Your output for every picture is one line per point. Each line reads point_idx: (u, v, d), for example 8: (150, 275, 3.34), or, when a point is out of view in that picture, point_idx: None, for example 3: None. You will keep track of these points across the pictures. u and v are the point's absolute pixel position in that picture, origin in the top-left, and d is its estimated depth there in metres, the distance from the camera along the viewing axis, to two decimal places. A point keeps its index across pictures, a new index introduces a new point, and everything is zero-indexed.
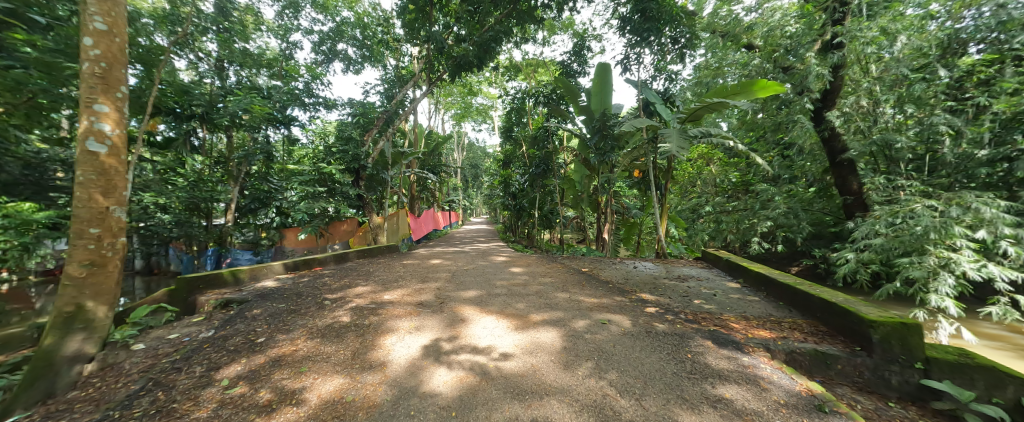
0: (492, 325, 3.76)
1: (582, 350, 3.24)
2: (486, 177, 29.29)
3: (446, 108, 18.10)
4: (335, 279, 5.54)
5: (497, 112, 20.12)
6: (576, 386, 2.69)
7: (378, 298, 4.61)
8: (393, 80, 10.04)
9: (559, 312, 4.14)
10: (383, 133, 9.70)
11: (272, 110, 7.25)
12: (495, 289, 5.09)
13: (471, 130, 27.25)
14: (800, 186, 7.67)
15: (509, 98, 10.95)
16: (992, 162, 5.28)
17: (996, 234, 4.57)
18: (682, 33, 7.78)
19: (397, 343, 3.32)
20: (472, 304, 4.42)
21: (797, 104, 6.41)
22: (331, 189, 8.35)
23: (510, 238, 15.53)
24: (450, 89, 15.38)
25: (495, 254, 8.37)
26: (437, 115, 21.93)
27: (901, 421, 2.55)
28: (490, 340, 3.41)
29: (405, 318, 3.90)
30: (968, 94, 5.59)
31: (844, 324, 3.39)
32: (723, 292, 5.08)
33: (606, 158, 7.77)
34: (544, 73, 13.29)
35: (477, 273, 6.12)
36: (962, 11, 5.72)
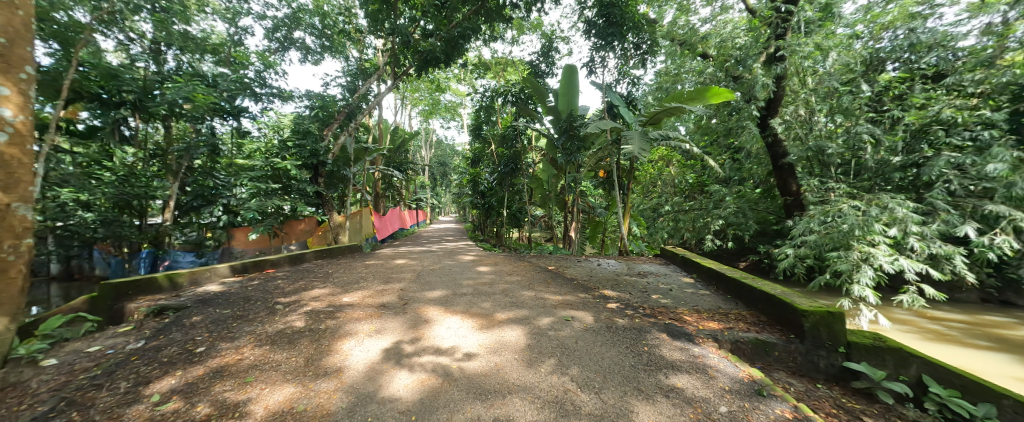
0: (456, 325, 3.72)
1: (545, 347, 3.28)
2: (454, 175, 28.86)
3: (413, 103, 17.64)
4: (289, 281, 5.25)
5: (466, 109, 19.84)
6: (538, 383, 2.73)
7: (336, 300, 4.41)
8: (355, 73, 9.58)
9: (523, 311, 4.17)
10: (344, 128, 9.27)
11: (219, 99, 6.70)
12: (461, 289, 5.05)
13: (439, 127, 26.75)
14: (748, 187, 8.23)
15: (478, 97, 10.81)
16: (906, 167, 5.94)
17: (906, 231, 5.15)
18: (644, 39, 8.05)
19: (355, 347, 3.20)
20: (437, 304, 4.35)
21: (746, 111, 6.87)
22: (287, 186, 7.90)
23: (479, 237, 15.42)
24: (417, 84, 15.00)
25: (462, 254, 8.29)
26: (404, 110, 21.34)
27: (827, 400, 2.81)
28: (454, 340, 3.37)
29: (366, 321, 3.77)
30: (887, 106, 6.26)
31: (781, 314, 3.68)
32: (679, 287, 5.34)
33: (573, 158, 7.93)
34: (513, 72, 13.29)
35: (443, 273, 6.02)
36: (882, 33, 6.43)
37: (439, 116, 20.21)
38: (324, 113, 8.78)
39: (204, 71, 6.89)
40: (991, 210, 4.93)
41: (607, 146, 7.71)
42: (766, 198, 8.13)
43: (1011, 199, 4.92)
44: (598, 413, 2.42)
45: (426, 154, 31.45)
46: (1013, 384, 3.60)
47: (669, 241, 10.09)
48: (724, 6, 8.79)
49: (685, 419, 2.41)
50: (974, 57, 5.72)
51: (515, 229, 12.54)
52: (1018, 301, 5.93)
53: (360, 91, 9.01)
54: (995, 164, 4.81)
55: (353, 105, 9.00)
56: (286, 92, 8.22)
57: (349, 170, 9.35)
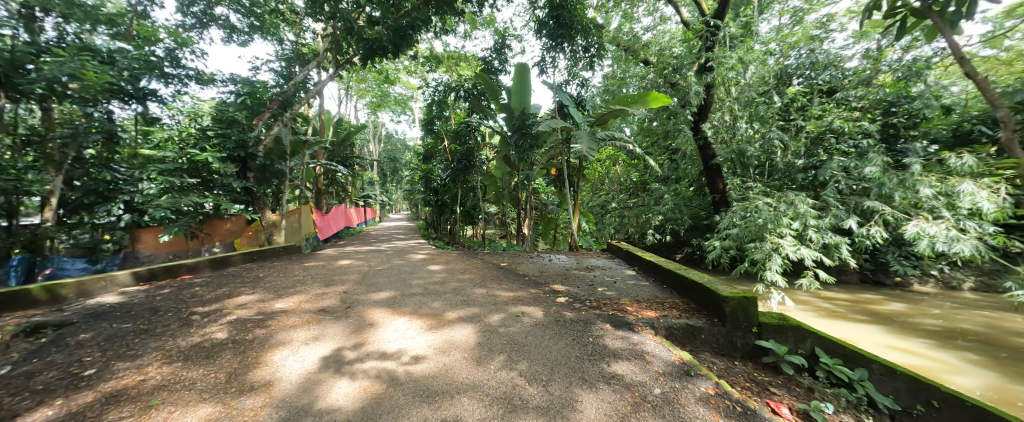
0: (403, 327, 3.63)
1: (496, 344, 3.32)
2: (406, 172, 27.88)
3: (359, 94, 16.73)
4: (210, 288, 4.76)
5: (417, 103, 19.23)
6: (487, 380, 2.75)
7: (267, 307, 4.09)
8: (291, 58, 8.77)
9: (474, 309, 4.17)
10: (278, 118, 8.54)
11: (117, 80, 5.89)
12: (410, 289, 4.92)
13: (389, 121, 25.63)
14: (683, 186, 8.95)
15: (430, 91, 10.49)
16: (807, 169, 6.82)
17: (806, 225, 5.94)
18: (592, 42, 8.35)
19: (287, 357, 2.99)
20: (384, 306, 4.20)
21: (681, 115, 7.46)
22: (207, 181, 7.06)
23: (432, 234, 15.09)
24: (363, 74, 14.20)
25: (413, 253, 8.10)
26: (350, 101, 20.20)
27: (742, 375, 3.17)
28: (400, 343, 3.29)
29: (301, 328, 3.55)
30: (792, 116, 7.16)
31: (707, 301, 4.05)
32: (621, 279, 5.68)
33: (526, 156, 8.03)
34: (466, 67, 13.12)
35: (391, 273, 5.82)
36: (788, 52, 7.32)
37: (387, 109, 19.35)
38: (252, 101, 7.95)
39: (98, 45, 5.96)
40: (869, 206, 5.85)
41: (558, 144, 7.94)
42: (699, 196, 8.87)
43: (882, 197, 5.87)
44: (545, 405, 2.50)
45: (373, 148, 30.00)
46: (882, 351, 4.32)
47: (616, 236, 10.63)
48: (664, 17, 9.43)
49: (624, 403, 2.56)
50: (857, 77, 6.73)
51: (468, 226, 12.42)
52: (885, 280, 7.15)
53: (297, 79, 8.39)
54: (870, 167, 5.70)
55: (288, 92, 8.34)
56: (207, 75, 7.41)
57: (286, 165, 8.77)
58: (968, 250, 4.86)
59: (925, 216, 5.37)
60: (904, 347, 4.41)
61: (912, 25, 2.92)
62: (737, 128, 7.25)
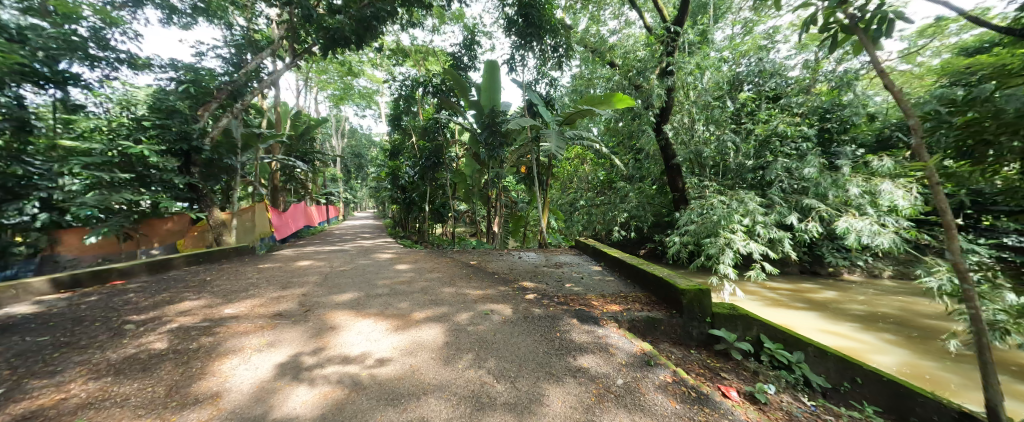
0: (368, 329, 3.58)
1: (464, 343, 3.34)
2: (372, 168, 27.09)
3: (320, 86, 16.04)
4: (147, 294, 4.44)
5: (384, 97, 18.70)
6: (455, 380, 2.77)
7: (215, 313, 3.88)
8: (242, 44, 8.22)
9: (442, 308, 4.16)
10: (228, 110, 7.94)
11: (29, 61, 5.17)
12: (376, 289, 4.84)
13: (353, 115, 24.77)
14: (646, 184, 9.33)
15: (397, 86, 10.23)
16: (756, 169, 7.33)
17: (754, 222, 6.38)
18: (560, 42, 8.50)
19: (238, 367, 2.86)
20: (346, 308, 4.11)
21: (645, 117, 7.79)
22: (143, 176, 6.39)
23: (400, 232, 14.76)
24: (324, 65, 13.62)
25: (380, 252, 7.93)
26: (311, 93, 19.33)
27: (696, 363, 3.39)
28: (364, 346, 3.24)
29: (254, 334, 3.41)
30: (744, 120, 7.66)
31: (666, 294, 4.27)
32: (589, 274, 5.88)
33: (496, 153, 8.08)
34: (434, 62, 12.92)
35: (354, 274, 5.67)
36: (740, 59, 7.81)
37: (351, 102, 18.68)
38: (197, 89, 7.25)
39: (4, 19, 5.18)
40: (808, 204, 6.41)
41: (528, 142, 8.03)
42: (660, 194, 9.29)
43: (819, 196, 6.43)
44: (512, 401, 2.55)
45: (336, 143, 28.87)
46: (818, 335, 4.76)
47: (584, 232, 10.95)
48: (628, 21, 9.77)
49: (589, 395, 2.66)
50: (798, 86, 7.34)
51: (437, 225, 12.29)
52: (821, 270, 7.84)
53: (249, 67, 7.95)
54: (810, 168, 6.24)
55: (239, 81, 7.83)
56: (142, 60, 6.80)
57: (238, 160, 8.27)
58: (887, 243, 5.50)
59: (853, 213, 5.95)
60: (837, 331, 4.89)
61: (842, 41, 3.21)
62: (695, 129, 7.64)
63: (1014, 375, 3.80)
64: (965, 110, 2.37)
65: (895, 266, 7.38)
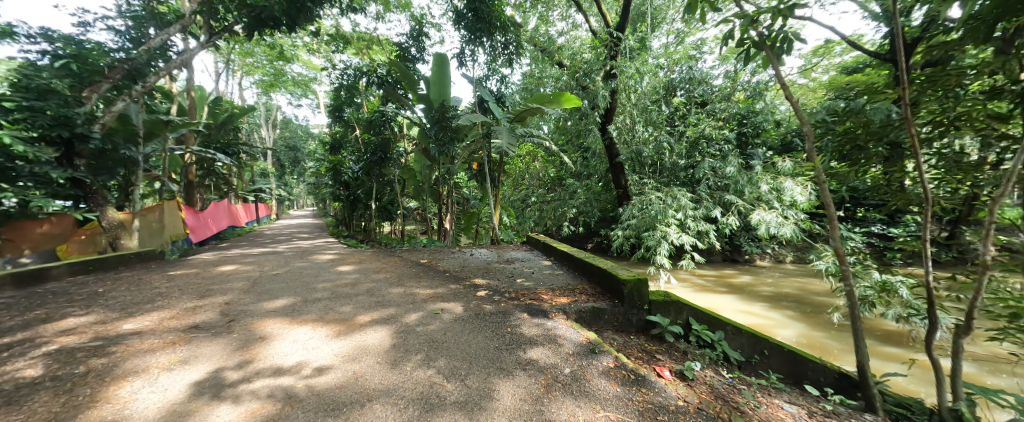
0: (305, 337, 3.39)
1: (413, 344, 3.32)
2: (310, 162, 25.43)
3: (247, 70, 14.69)
4: (17, 312, 3.79)
5: (322, 85, 17.62)
6: (402, 383, 2.72)
7: (112, 329, 3.42)
8: (140, 14, 6.71)
9: (390, 310, 4.09)
10: (124, 91, 6.54)
11: None
12: (314, 294, 4.60)
13: (288, 105, 22.98)
14: (594, 181, 9.84)
15: (337, 74, 9.65)
16: (687, 168, 8.13)
17: (686, 216, 7.02)
18: (510, 40, 8.61)
19: (141, 390, 2.52)
20: (280, 315, 3.86)
21: (591, 117, 8.21)
22: (4, 169, 5.17)
23: (345, 231, 14.08)
24: (251, 48, 12.43)
25: (320, 253, 7.53)
26: (236, 78, 17.62)
27: (635, 347, 3.67)
28: (300, 356, 3.06)
29: (163, 351, 3.04)
30: (677, 123, 8.34)
31: (610, 285, 4.55)
32: (539, 269, 6.08)
33: (446, 149, 8.00)
34: (379, 52, 12.42)
35: (287, 278, 5.32)
36: (675, 65, 8.46)
37: (284, 90, 17.30)
38: (80, 66, 5.84)
39: None
40: (730, 199, 7.18)
41: (479, 138, 8.03)
42: (605, 191, 9.74)
43: (738, 192, 7.20)
44: (462, 399, 2.56)
45: (267, 135, 26.60)
46: (736, 315, 5.39)
47: (535, 228, 11.24)
48: (575, 23, 10.14)
49: (537, 386, 2.76)
50: (722, 93, 8.15)
51: (383, 223, 11.87)
52: (739, 257, 8.81)
53: (152, 44, 6.54)
54: (730, 167, 7.04)
55: (139, 59, 6.42)
56: (2, 25, 5.66)
57: (139, 151, 6.93)
58: (789, 233, 6.29)
59: (765, 207, 6.72)
60: (752, 310, 5.55)
61: (754, 55, 3.62)
62: (636, 130, 8.07)
63: (881, 339, 4.59)
64: (845, 120, 2.80)
65: (795, 253, 8.53)
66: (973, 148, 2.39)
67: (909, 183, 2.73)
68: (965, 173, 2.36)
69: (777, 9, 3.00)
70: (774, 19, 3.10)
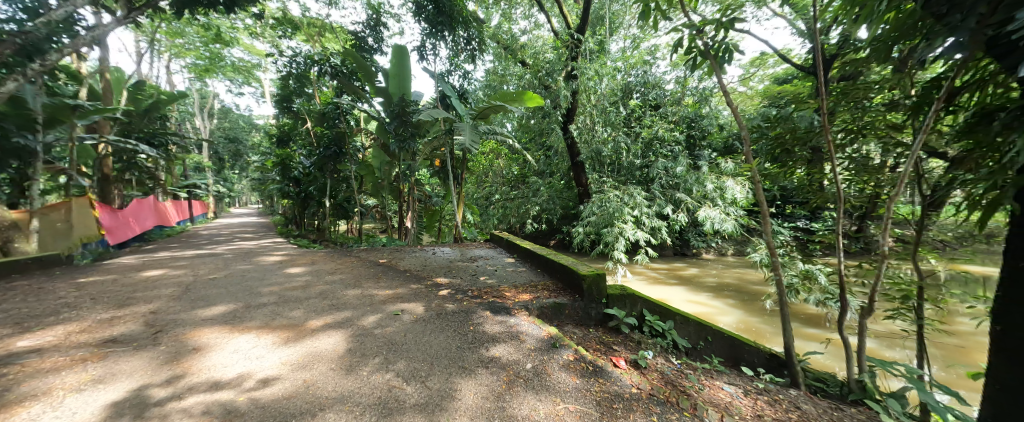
0: (247, 346, 3.12)
1: (370, 348, 3.19)
2: (253, 155, 23.72)
3: (176, 52, 13.33)
4: None
5: (267, 73, 16.48)
6: (358, 389, 2.59)
7: (5, 348, 2.96)
8: None
9: (345, 313, 3.94)
10: (25, 72, 5.08)
11: None
12: (258, 299, 4.30)
13: (227, 92, 21.21)
14: (556, 179, 10.15)
15: (285, 62, 9.05)
16: (642, 167, 8.59)
17: (642, 213, 7.40)
18: (472, 35, 8.58)
19: (42, 416, 2.16)
20: (219, 322, 3.57)
21: (553, 117, 8.40)
22: None
23: (295, 229, 13.35)
24: (182, 27, 11.32)
25: (268, 254, 7.10)
26: (162, 60, 15.94)
27: (593, 339, 3.83)
28: (242, 366, 2.80)
29: (70, 370, 2.63)
30: (633, 125, 8.75)
31: (570, 280, 4.69)
32: (502, 267, 6.15)
33: (407, 145, 7.80)
34: (331, 40, 11.84)
35: (227, 283, 4.92)
36: (632, 69, 8.85)
37: (221, 75, 15.93)
38: None
39: None
40: (680, 197, 7.65)
41: (441, 134, 7.92)
42: (567, 188, 10.21)
43: (686, 191, 7.68)
44: (423, 402, 2.50)
45: (203, 126, 24.41)
46: (685, 305, 5.77)
47: (498, 226, 11.31)
48: (537, 23, 10.29)
49: (499, 383, 2.78)
50: (673, 97, 8.67)
51: (338, 222, 11.36)
52: (687, 251, 9.43)
53: (55, 16, 5.14)
54: (680, 167, 7.50)
55: (38, 32, 5.00)
56: None
57: (37, 139, 6.17)
58: (730, 228, 6.83)
59: (709, 204, 7.27)
60: (699, 300, 5.97)
61: (700, 62, 3.89)
62: (596, 130, 8.35)
63: (805, 322, 5.12)
64: (776, 126, 3.10)
65: (735, 247, 9.27)
66: (876, 153, 2.77)
67: (827, 183, 3.08)
68: (870, 175, 2.70)
69: (720, 22, 3.26)
70: (716, 31, 3.36)
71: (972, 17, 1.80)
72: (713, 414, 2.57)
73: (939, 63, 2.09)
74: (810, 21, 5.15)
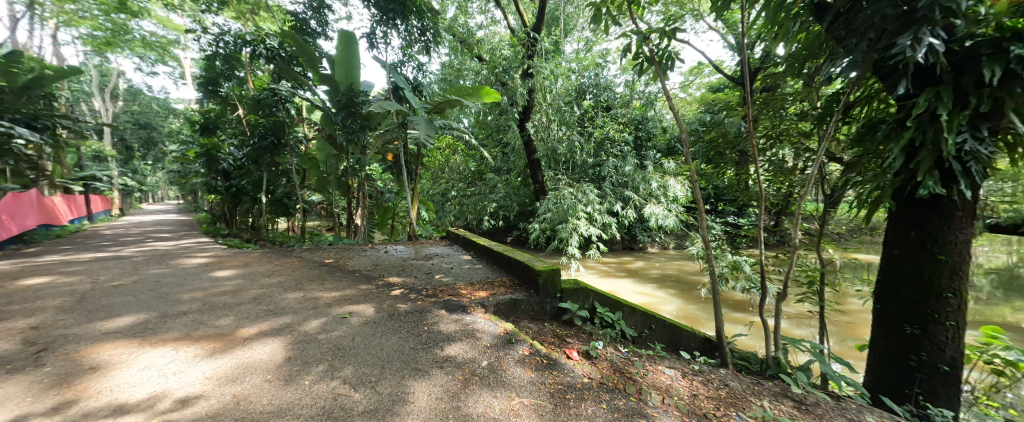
0: (163, 361, 2.78)
1: (314, 355, 3.03)
2: (170, 144, 21.24)
3: (69, 21, 11.52)
4: None
5: (187, 51, 14.83)
6: (299, 399, 2.44)
7: None
8: None
9: (285, 318, 3.72)
10: None
11: None
12: (177, 307, 3.88)
13: (138, 71, 18.76)
14: (513, 176, 10.36)
15: (210, 41, 8.19)
16: (595, 166, 8.96)
17: (594, 210, 7.75)
18: (427, 26, 8.38)
19: None
20: (127, 335, 3.17)
21: (510, 114, 8.49)
22: None
23: (225, 227, 12.26)
24: None
25: (191, 257, 6.46)
26: (50, 30, 13.68)
27: (547, 333, 3.97)
28: (153, 385, 2.47)
29: None
30: (586, 124, 9.10)
31: (526, 276, 4.81)
32: (458, 264, 6.16)
33: (355, 137, 7.42)
34: (266, 19, 10.95)
35: (137, 290, 4.39)
36: (585, 70, 9.14)
37: (129, 50, 14.04)
38: None
39: None
40: (629, 194, 8.09)
41: (394, 127, 7.66)
42: (523, 185, 10.40)
43: (634, 189, 8.15)
44: (373, 407, 2.42)
45: (106, 109, 21.35)
46: (632, 296, 6.13)
47: (455, 223, 11.19)
48: (493, 18, 10.30)
49: (454, 382, 2.79)
50: (623, 99, 9.15)
51: (277, 220, 10.58)
52: (635, 245, 10.02)
53: None
54: (629, 166, 7.95)
55: None
56: None
57: None
58: (672, 223, 7.41)
59: (654, 202, 7.78)
60: (645, 291, 6.36)
61: (646, 68, 4.12)
62: (551, 129, 8.58)
63: (733, 307, 5.68)
64: (711, 130, 3.41)
65: (676, 241, 9.99)
66: (789, 157, 3.14)
67: (752, 183, 3.43)
68: (785, 177, 3.07)
69: (663, 31, 3.50)
70: (660, 39, 3.59)
71: (864, 41, 2.08)
72: (655, 397, 2.77)
73: (839, 80, 2.41)
74: (740, 35, 5.68)
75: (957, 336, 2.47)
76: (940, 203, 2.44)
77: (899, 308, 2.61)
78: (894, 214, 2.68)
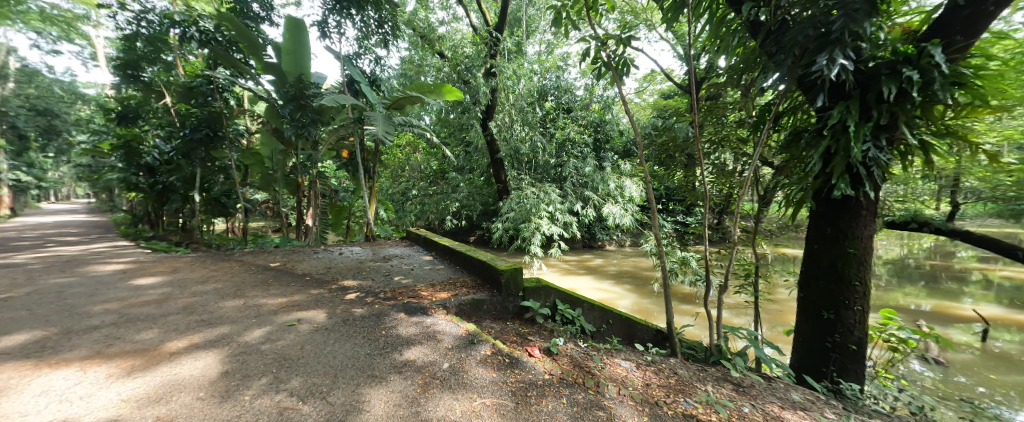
0: (66, 384, 2.51)
1: (257, 367, 2.89)
2: (79, 133, 18.84)
3: None
4: None
5: (97, 27, 13.20)
6: (239, 416, 2.32)
7: None
8: None
9: (222, 328, 3.51)
10: None
11: None
12: (86, 322, 3.52)
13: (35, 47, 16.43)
14: (476, 176, 10.40)
15: (128, 19, 7.39)
16: (557, 166, 9.15)
17: (555, 209, 7.92)
18: (385, 18, 8.13)
19: None
20: (16, 357, 2.82)
21: (472, 113, 8.51)
22: None
23: (149, 229, 11.14)
24: None
25: (109, 263, 5.85)
26: None
27: (509, 331, 4.03)
28: (50, 413, 2.22)
29: None
30: (547, 125, 9.29)
31: (488, 275, 4.86)
32: (419, 265, 6.08)
33: (307, 131, 7.07)
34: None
35: (32, 303, 3.90)
36: (547, 72, 9.31)
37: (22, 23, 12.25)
38: None
39: None
40: (588, 194, 8.36)
41: (348, 123, 7.40)
42: (487, 185, 10.45)
43: (593, 189, 8.43)
44: (325, 418, 2.36)
45: None
46: (591, 293, 6.36)
47: (415, 222, 10.99)
48: (455, 16, 10.21)
49: (414, 387, 2.78)
50: (583, 102, 9.44)
51: (213, 220, 9.82)
52: (593, 243, 10.38)
53: None
54: (588, 167, 8.23)
55: None
56: None
57: None
58: (628, 221, 7.76)
59: (612, 201, 8.11)
60: (604, 287, 6.62)
61: (604, 72, 4.27)
62: (513, 129, 8.67)
63: (682, 299, 6.08)
64: (662, 134, 3.63)
65: (632, 238, 10.47)
66: (729, 160, 3.41)
67: (698, 184, 3.69)
68: (727, 178, 3.34)
69: (620, 37, 3.65)
70: (617, 45, 3.76)
71: (789, 57, 2.33)
72: (612, 389, 2.92)
73: (770, 92, 2.66)
74: (688, 46, 6.07)
75: (863, 319, 2.82)
76: (850, 203, 2.77)
77: (819, 296, 2.93)
78: (814, 213, 3.00)
